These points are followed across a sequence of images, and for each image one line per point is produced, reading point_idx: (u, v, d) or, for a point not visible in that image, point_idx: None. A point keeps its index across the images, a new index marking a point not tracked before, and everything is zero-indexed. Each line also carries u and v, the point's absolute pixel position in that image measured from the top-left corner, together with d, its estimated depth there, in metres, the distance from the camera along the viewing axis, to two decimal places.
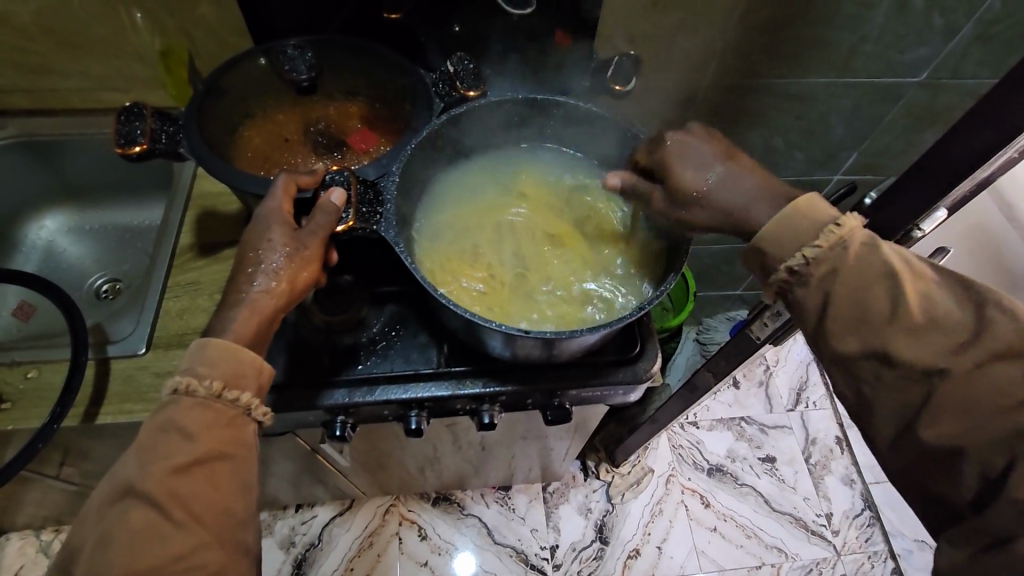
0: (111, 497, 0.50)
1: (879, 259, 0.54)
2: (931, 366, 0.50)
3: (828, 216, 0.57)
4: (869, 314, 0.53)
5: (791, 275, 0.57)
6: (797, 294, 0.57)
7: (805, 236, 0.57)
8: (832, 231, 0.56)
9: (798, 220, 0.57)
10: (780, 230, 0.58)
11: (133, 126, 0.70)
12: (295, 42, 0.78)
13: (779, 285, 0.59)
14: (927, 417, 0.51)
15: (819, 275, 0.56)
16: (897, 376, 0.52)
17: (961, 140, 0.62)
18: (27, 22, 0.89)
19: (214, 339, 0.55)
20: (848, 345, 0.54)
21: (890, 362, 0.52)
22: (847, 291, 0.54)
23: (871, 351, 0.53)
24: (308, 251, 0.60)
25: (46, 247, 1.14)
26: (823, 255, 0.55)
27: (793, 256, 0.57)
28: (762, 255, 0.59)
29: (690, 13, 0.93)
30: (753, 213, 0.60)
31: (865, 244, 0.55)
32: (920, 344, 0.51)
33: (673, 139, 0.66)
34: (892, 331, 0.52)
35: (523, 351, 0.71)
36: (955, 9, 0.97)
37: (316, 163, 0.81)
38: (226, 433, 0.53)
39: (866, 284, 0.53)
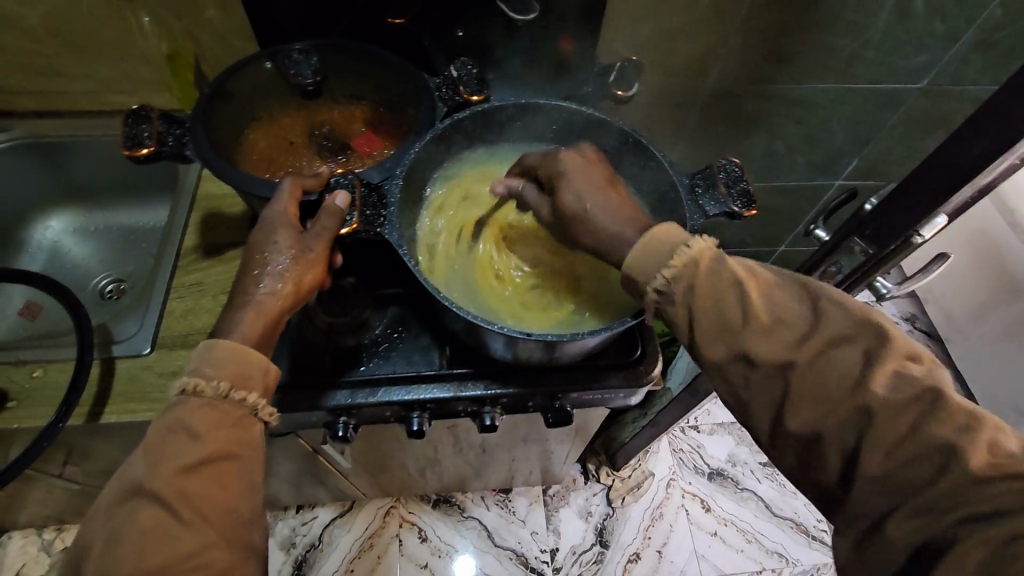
0: (121, 496, 0.50)
1: (729, 270, 0.55)
2: (784, 359, 0.51)
3: (680, 238, 0.57)
4: (727, 322, 0.54)
5: (660, 295, 0.56)
6: (668, 313, 0.57)
7: (663, 258, 0.56)
8: (685, 250, 0.56)
9: (655, 243, 0.57)
10: (642, 253, 0.57)
11: (139, 129, 0.70)
12: (301, 46, 0.79)
13: (653, 307, 0.57)
14: (789, 409, 0.51)
15: (681, 292, 0.55)
16: (759, 376, 0.53)
17: (963, 146, 0.62)
18: (35, 25, 0.90)
19: (222, 340, 0.56)
20: (715, 353, 0.55)
21: (750, 362, 0.53)
22: (707, 306, 0.54)
23: (734, 355, 0.54)
24: (313, 254, 0.60)
25: (52, 248, 1.15)
26: (681, 275, 0.55)
27: (656, 277, 0.56)
28: (631, 279, 0.58)
29: (691, 19, 0.93)
30: (623, 235, 0.61)
31: (714, 258, 0.55)
32: (770, 340, 0.52)
33: (568, 159, 0.66)
34: (749, 335, 0.53)
35: (524, 353, 0.72)
36: (956, 16, 0.97)
37: (320, 166, 0.83)
38: (233, 433, 0.54)
39: (720, 297, 0.54)
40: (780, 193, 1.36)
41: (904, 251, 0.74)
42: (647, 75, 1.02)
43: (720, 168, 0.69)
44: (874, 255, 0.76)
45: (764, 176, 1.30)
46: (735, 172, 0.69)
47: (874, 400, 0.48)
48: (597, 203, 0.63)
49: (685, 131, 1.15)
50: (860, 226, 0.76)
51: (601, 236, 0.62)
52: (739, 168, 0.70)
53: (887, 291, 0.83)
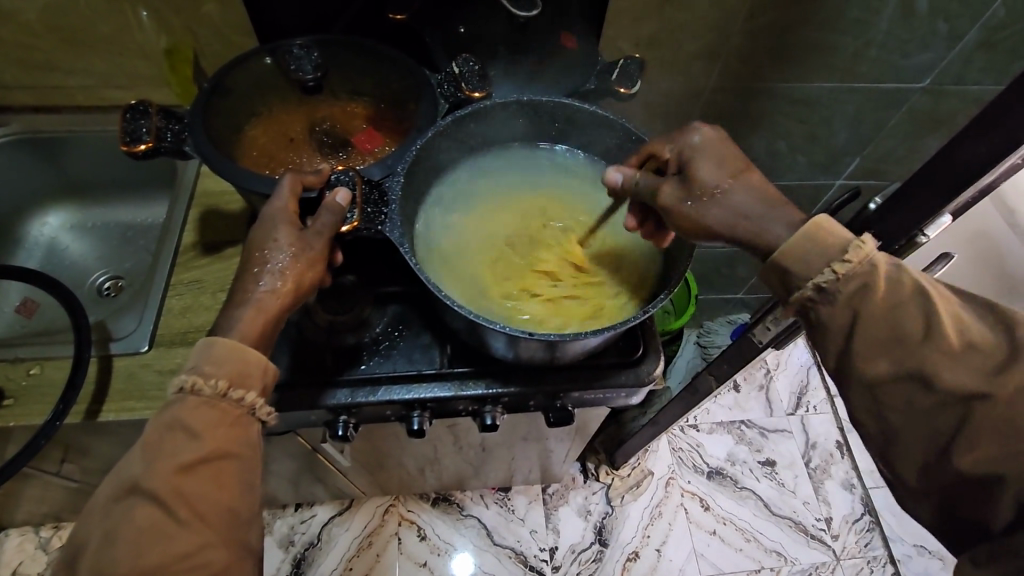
0: (116, 495, 0.50)
1: (910, 279, 0.52)
2: (972, 390, 0.48)
3: (845, 238, 0.54)
4: (902, 334, 0.51)
5: (817, 293, 0.54)
6: (820, 313, 0.54)
7: (831, 253, 0.53)
8: (858, 247, 0.53)
9: (818, 237, 0.54)
10: (804, 243, 0.54)
11: (138, 124, 0.70)
12: (302, 41, 0.79)
13: (802, 305, 0.55)
14: (962, 444, 0.49)
15: (848, 293, 0.52)
16: (932, 403, 0.50)
17: (968, 145, 0.62)
18: (32, 19, 0.89)
19: (220, 338, 0.55)
20: (878, 369, 0.52)
21: (926, 387, 0.50)
22: (880, 311, 0.51)
23: (905, 375, 0.51)
24: (314, 251, 0.60)
25: (49, 244, 1.14)
26: (852, 274, 0.52)
27: (820, 273, 0.54)
28: (783, 270, 0.55)
29: (694, 17, 0.93)
30: (767, 225, 0.57)
31: (891, 263, 0.52)
32: (957, 366, 0.49)
33: (703, 134, 0.63)
34: (928, 354, 0.50)
35: (525, 352, 0.71)
36: (960, 15, 0.97)
37: (321, 163, 0.80)
38: (230, 432, 0.53)
39: (899, 303, 0.51)
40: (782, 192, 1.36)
41: (907, 252, 0.73)
42: (650, 73, 1.02)
43: None
44: None
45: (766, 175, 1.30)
46: None
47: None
48: (733, 185, 0.60)
49: None
50: (864, 226, 0.75)
51: (732, 219, 0.59)
52: None
53: None
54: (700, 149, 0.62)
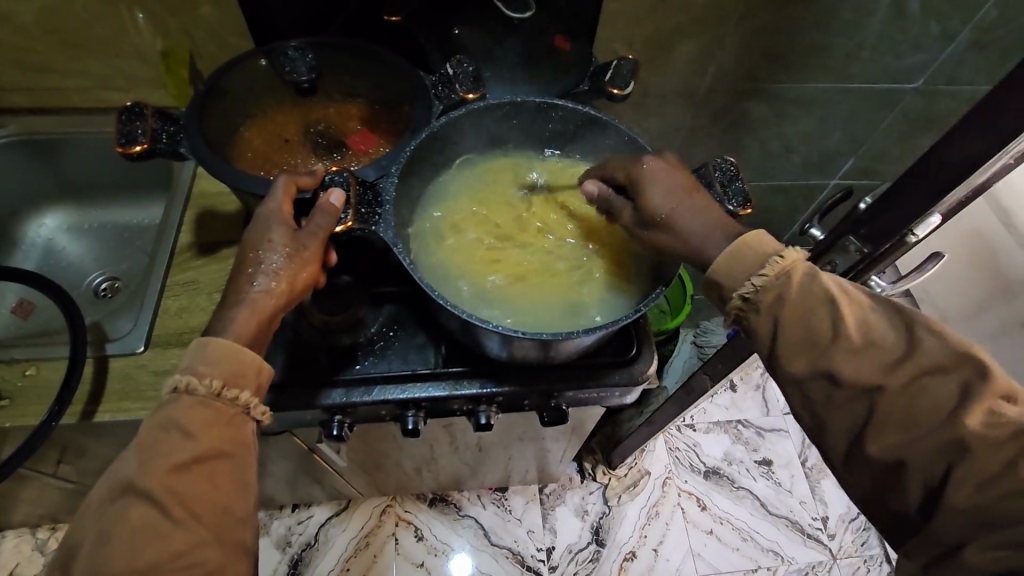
0: (111, 494, 0.50)
1: (820, 288, 0.55)
2: (872, 383, 0.51)
3: (772, 248, 0.58)
4: (815, 338, 0.54)
5: (744, 302, 0.58)
6: (752, 322, 0.58)
7: (753, 267, 0.58)
8: (777, 261, 0.57)
9: (745, 251, 0.58)
10: (731, 259, 0.58)
11: (133, 126, 0.70)
12: (296, 44, 0.79)
13: (735, 314, 0.59)
14: (872, 430, 0.52)
15: (767, 304, 0.57)
16: (846, 396, 0.53)
17: (953, 146, 0.63)
18: (29, 21, 0.89)
19: (214, 338, 0.55)
20: (797, 368, 0.55)
21: (835, 381, 0.53)
22: (795, 320, 0.55)
23: (817, 373, 0.54)
24: (308, 252, 0.60)
25: (46, 245, 1.15)
26: (769, 285, 0.56)
27: (744, 285, 0.58)
28: (717, 286, 0.60)
29: (688, 18, 0.93)
30: (707, 243, 0.61)
31: (806, 275, 0.56)
32: (858, 362, 0.52)
33: (651, 163, 0.65)
34: (836, 353, 0.53)
35: (519, 352, 0.72)
36: (952, 16, 0.97)
37: (316, 163, 0.82)
38: (225, 431, 0.54)
39: (810, 310, 0.55)
40: (776, 192, 1.36)
41: (896, 251, 0.73)
42: (644, 73, 1.02)
43: (715, 167, 0.70)
44: (867, 255, 0.75)
45: (760, 176, 1.30)
46: (730, 170, 0.69)
47: (967, 433, 0.47)
48: (683, 208, 0.63)
49: (683, 130, 1.15)
50: (855, 225, 0.75)
51: (683, 241, 0.62)
52: (733, 167, 0.70)
53: (880, 290, 0.82)
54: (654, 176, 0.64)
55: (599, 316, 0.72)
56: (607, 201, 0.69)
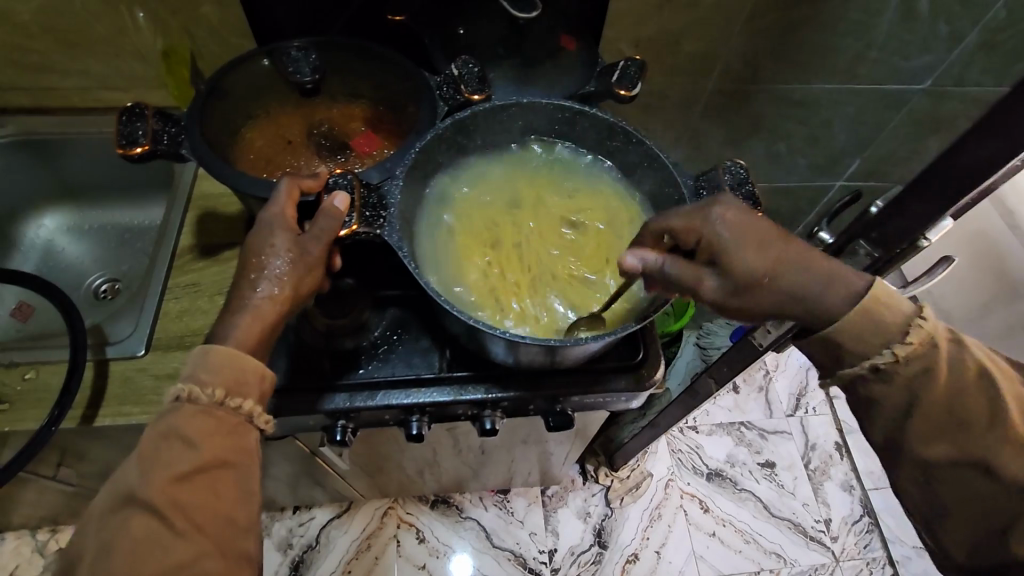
0: (112, 504, 0.49)
1: (967, 360, 0.54)
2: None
3: (907, 313, 0.54)
4: (963, 422, 0.54)
5: (874, 371, 0.55)
6: (879, 389, 0.56)
7: (890, 334, 0.54)
8: (920, 328, 0.54)
9: (881, 315, 0.54)
10: (864, 324, 0.54)
11: (134, 127, 0.69)
12: (299, 43, 0.78)
13: (858, 377, 0.56)
14: (1017, 527, 0.55)
15: (909, 374, 0.54)
16: (989, 486, 0.55)
17: (968, 150, 0.62)
18: (28, 20, 0.88)
19: (217, 345, 0.54)
20: (937, 449, 0.56)
21: (986, 472, 0.55)
22: (940, 395, 0.54)
23: (965, 459, 0.55)
24: (311, 257, 0.59)
25: (45, 246, 1.14)
26: (913, 356, 0.54)
27: (881, 351, 0.55)
28: (838, 346, 0.56)
29: (694, 18, 0.92)
30: (828, 297, 0.55)
31: (949, 343, 0.54)
32: (1020, 459, 0.53)
33: (727, 220, 0.57)
34: (991, 443, 0.54)
35: (525, 357, 0.71)
36: (960, 17, 0.97)
37: (319, 165, 0.81)
38: (228, 439, 0.53)
39: (961, 391, 0.54)
40: (780, 194, 1.35)
41: (909, 254, 0.72)
42: (649, 74, 1.01)
43: (725, 169, 0.69)
44: (878, 259, 0.74)
45: (765, 177, 1.29)
46: (740, 173, 0.68)
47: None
48: (771, 264, 0.56)
49: (687, 131, 1.14)
50: (866, 229, 0.74)
51: (783, 304, 0.56)
52: (743, 169, 0.69)
53: None
54: (736, 234, 0.56)
55: (630, 313, 0.70)
56: (662, 275, 0.58)
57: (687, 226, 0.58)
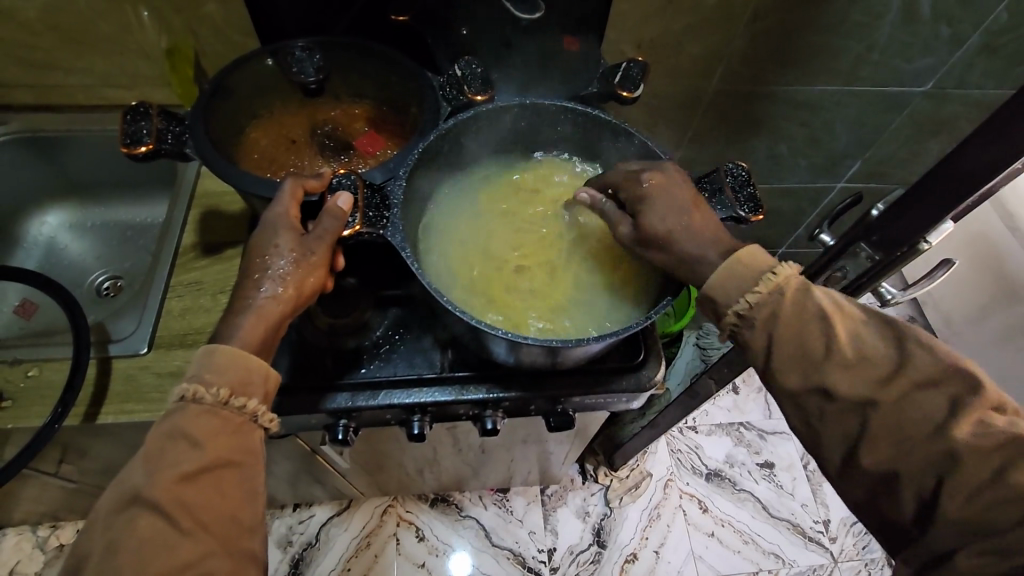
0: (118, 504, 0.49)
1: (812, 301, 0.55)
2: (864, 396, 0.52)
3: (765, 264, 0.58)
4: (809, 353, 0.54)
5: (739, 318, 0.58)
6: (746, 337, 0.58)
7: (745, 283, 0.57)
8: (771, 278, 0.57)
9: (739, 269, 0.58)
10: (725, 276, 0.58)
11: (139, 126, 0.69)
12: (304, 43, 0.78)
13: (730, 329, 0.59)
14: (865, 442, 0.52)
15: (762, 318, 0.56)
16: (837, 409, 0.53)
17: (970, 153, 0.62)
18: (32, 18, 0.88)
19: (221, 345, 0.55)
20: (792, 382, 0.55)
21: (828, 395, 0.54)
22: (789, 337, 0.55)
23: (811, 387, 0.54)
24: (315, 257, 0.59)
25: (48, 244, 1.14)
26: (761, 301, 0.56)
27: (738, 301, 0.58)
28: (711, 301, 0.59)
29: (696, 19, 0.92)
30: (703, 255, 0.60)
31: (799, 289, 0.56)
32: (855, 377, 0.52)
33: (649, 178, 0.64)
34: (830, 369, 0.53)
35: (527, 357, 0.71)
36: (962, 20, 0.97)
37: (323, 166, 0.81)
38: (233, 439, 0.53)
39: (803, 326, 0.55)
40: (781, 194, 1.36)
41: (910, 258, 0.72)
42: (652, 75, 1.01)
43: (727, 171, 0.69)
44: (879, 261, 0.74)
45: (766, 178, 1.30)
46: (742, 176, 0.69)
47: (957, 445, 0.48)
48: (681, 222, 0.62)
49: (689, 132, 1.14)
50: (867, 232, 0.75)
51: (678, 258, 0.61)
52: (745, 172, 0.69)
53: (892, 297, 0.81)
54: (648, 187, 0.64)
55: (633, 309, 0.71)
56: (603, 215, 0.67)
57: (623, 181, 0.66)
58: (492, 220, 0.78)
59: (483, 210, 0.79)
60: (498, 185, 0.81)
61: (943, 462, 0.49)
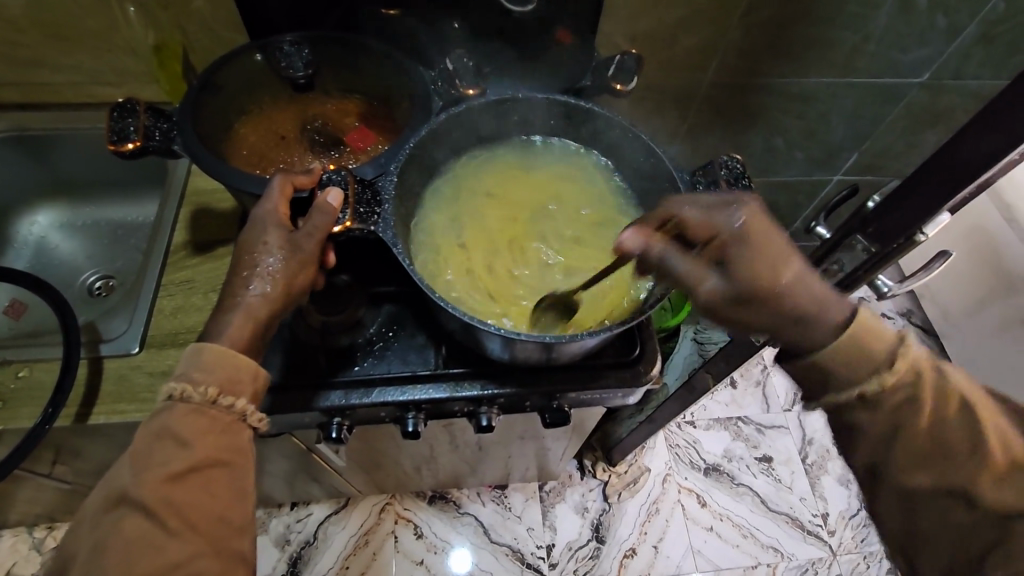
0: (105, 505, 0.49)
1: (949, 386, 0.53)
2: (1012, 509, 0.51)
3: (893, 341, 0.54)
4: (942, 448, 0.53)
5: (860, 400, 0.54)
6: (861, 419, 0.55)
7: (878, 363, 0.53)
8: (903, 354, 0.53)
9: (869, 343, 0.54)
10: (850, 353, 0.54)
11: (126, 123, 0.68)
12: (292, 38, 0.77)
13: (844, 407, 0.56)
14: (1000, 557, 0.52)
15: (892, 403, 0.53)
16: (975, 518, 0.53)
17: (968, 144, 0.61)
18: (18, 14, 0.87)
19: (210, 344, 0.54)
20: (914, 478, 0.55)
21: (965, 501, 0.53)
22: (922, 422, 0.53)
23: (943, 489, 0.53)
24: (305, 254, 0.58)
25: (38, 243, 1.13)
26: (895, 384, 0.53)
27: (866, 379, 0.54)
28: (825, 375, 0.55)
29: (691, 11, 0.92)
30: (818, 324, 0.55)
31: (934, 371, 0.53)
32: (1001, 487, 0.51)
33: (748, 225, 0.57)
34: (969, 470, 0.52)
35: (521, 353, 0.70)
36: (958, 10, 0.96)
37: (313, 161, 0.80)
38: (221, 438, 0.52)
39: (940, 420, 0.53)
40: (777, 187, 1.35)
41: (905, 250, 0.72)
42: (647, 68, 1.00)
43: (722, 164, 0.68)
44: (875, 254, 0.73)
45: (763, 172, 1.29)
46: (737, 168, 0.68)
47: None
48: (789, 281, 0.56)
49: (685, 125, 1.14)
50: (863, 224, 0.74)
51: (791, 323, 0.56)
52: (740, 164, 0.68)
53: (889, 289, 0.80)
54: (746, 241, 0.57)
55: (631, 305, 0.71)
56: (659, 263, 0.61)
57: (705, 234, 0.59)
58: (489, 221, 0.77)
59: (479, 211, 0.77)
60: (494, 184, 0.79)
61: None
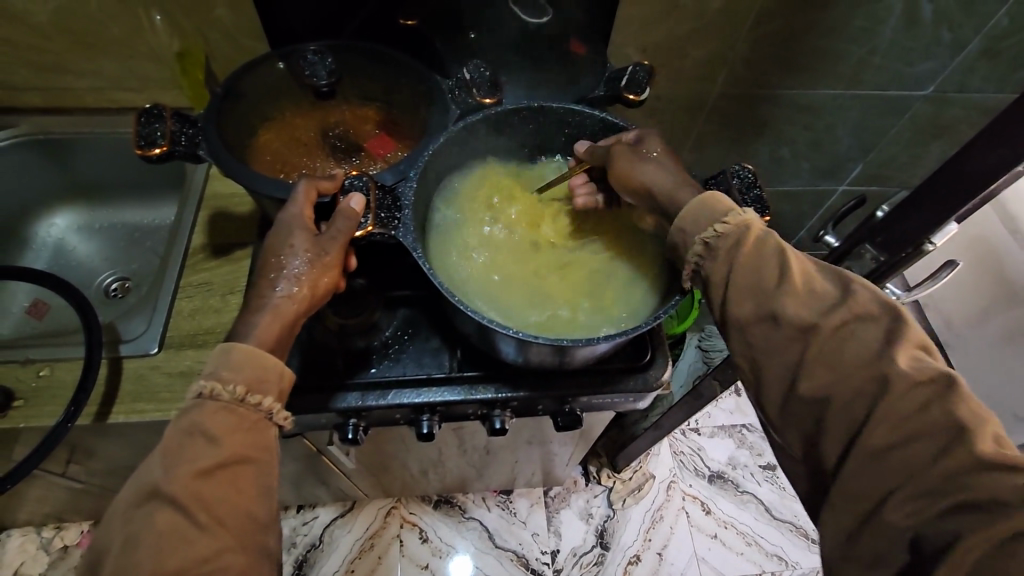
0: (137, 500, 0.50)
1: (774, 241, 0.57)
2: (808, 322, 0.52)
3: (729, 206, 0.60)
4: (762, 285, 0.55)
5: (705, 247, 0.60)
6: (708, 268, 0.59)
7: (715, 216, 0.60)
8: (739, 215, 0.59)
9: (711, 204, 0.60)
10: (698, 208, 0.61)
11: (152, 127, 0.70)
12: (316, 47, 0.80)
13: (694, 263, 0.61)
14: (805, 372, 0.52)
15: (726, 248, 0.58)
16: (781, 336, 0.54)
17: (975, 156, 0.62)
18: (43, 21, 0.89)
19: (238, 344, 0.56)
20: (744, 310, 0.56)
21: (776, 322, 0.54)
22: (747, 265, 0.56)
23: (762, 314, 0.55)
24: (329, 257, 0.60)
25: (57, 245, 1.15)
26: (729, 232, 0.58)
27: (706, 231, 0.60)
28: (681, 232, 0.61)
29: (700, 24, 0.93)
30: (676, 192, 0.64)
31: (763, 230, 0.58)
32: (801, 305, 0.53)
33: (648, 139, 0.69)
34: (780, 296, 0.54)
35: (535, 357, 0.72)
36: (963, 25, 0.98)
37: (335, 167, 0.81)
38: (248, 436, 0.54)
39: (760, 259, 0.56)
40: (782, 196, 1.37)
41: (914, 258, 0.73)
42: (657, 79, 1.02)
43: (734, 173, 0.70)
44: (884, 263, 0.75)
45: (769, 180, 1.31)
46: (748, 177, 0.70)
47: (893, 372, 0.48)
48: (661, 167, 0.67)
49: (693, 134, 1.15)
50: (872, 233, 0.76)
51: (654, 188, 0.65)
52: (752, 173, 0.70)
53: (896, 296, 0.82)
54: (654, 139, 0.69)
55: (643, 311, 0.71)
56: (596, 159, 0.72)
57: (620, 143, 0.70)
58: (490, 235, 0.77)
59: (483, 228, 0.78)
60: (488, 201, 0.80)
61: (875, 387, 0.49)
